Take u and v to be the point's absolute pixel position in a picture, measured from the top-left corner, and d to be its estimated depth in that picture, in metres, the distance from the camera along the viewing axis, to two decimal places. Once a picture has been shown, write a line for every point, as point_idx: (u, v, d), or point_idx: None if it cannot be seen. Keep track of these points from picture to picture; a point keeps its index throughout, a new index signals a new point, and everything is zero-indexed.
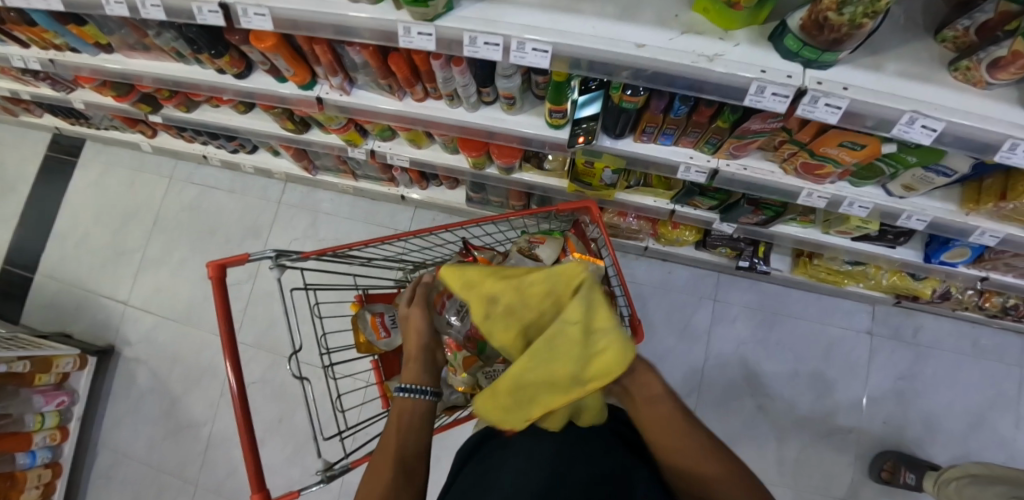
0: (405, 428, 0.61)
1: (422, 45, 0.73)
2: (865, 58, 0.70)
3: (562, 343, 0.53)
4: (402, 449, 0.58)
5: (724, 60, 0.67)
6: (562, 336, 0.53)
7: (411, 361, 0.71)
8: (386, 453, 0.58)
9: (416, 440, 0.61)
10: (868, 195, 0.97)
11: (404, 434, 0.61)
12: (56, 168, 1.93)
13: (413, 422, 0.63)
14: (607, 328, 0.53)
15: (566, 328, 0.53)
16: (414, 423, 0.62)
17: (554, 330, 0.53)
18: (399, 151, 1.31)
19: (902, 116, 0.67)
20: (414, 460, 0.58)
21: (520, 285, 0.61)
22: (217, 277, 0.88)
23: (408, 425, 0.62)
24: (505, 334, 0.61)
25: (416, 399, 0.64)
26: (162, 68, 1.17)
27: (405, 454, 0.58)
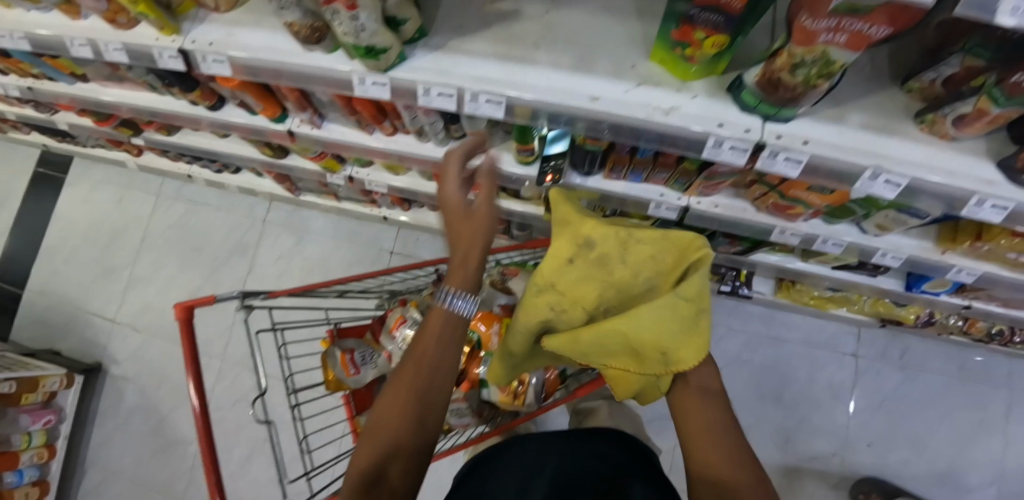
0: (436, 346, 0.53)
1: (377, 93, 0.72)
2: (828, 110, 0.68)
3: (667, 315, 0.55)
4: (429, 381, 0.51)
5: (680, 113, 0.66)
6: (671, 309, 0.55)
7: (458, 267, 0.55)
8: (408, 374, 0.51)
9: (444, 365, 0.52)
10: (842, 232, 0.96)
11: (434, 360, 0.52)
12: (46, 185, 1.94)
13: (447, 342, 0.53)
14: (705, 315, 0.57)
15: (677, 302, 0.55)
16: (446, 339, 0.53)
17: (667, 300, 0.55)
18: (376, 177, 1.30)
19: (864, 170, 0.66)
20: (436, 396, 0.51)
21: (625, 239, 0.60)
22: (184, 318, 0.89)
23: (439, 345, 0.53)
24: (582, 286, 0.60)
25: (456, 315, 0.53)
26: (137, 98, 1.17)
27: (430, 383, 0.51)
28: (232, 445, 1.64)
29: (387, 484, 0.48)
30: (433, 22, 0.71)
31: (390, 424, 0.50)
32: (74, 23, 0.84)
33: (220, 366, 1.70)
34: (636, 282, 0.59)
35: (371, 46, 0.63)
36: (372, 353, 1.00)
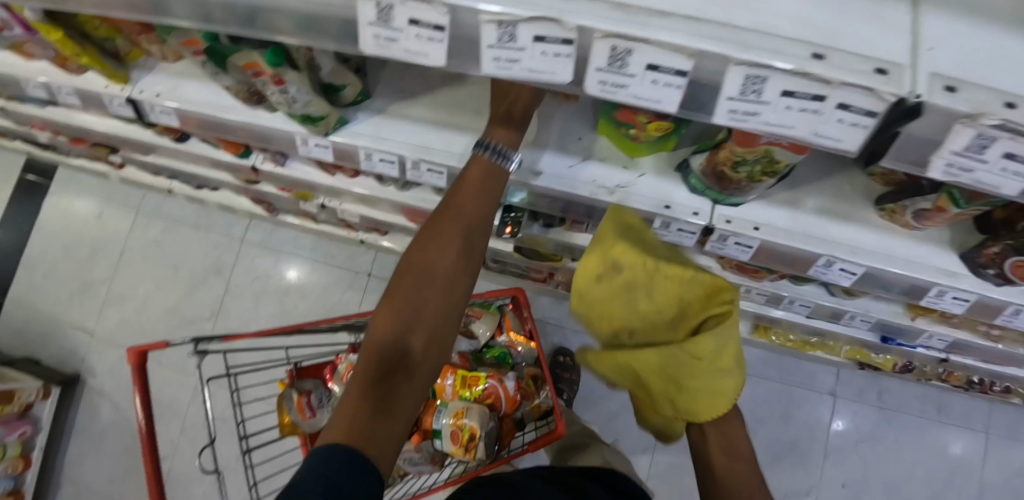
0: (471, 201, 0.55)
1: (321, 154, 0.71)
2: (784, 192, 0.66)
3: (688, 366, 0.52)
4: (468, 233, 0.54)
5: (627, 192, 0.64)
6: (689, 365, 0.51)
7: (496, 122, 0.56)
8: (446, 232, 0.54)
9: (471, 237, 0.55)
10: (810, 293, 0.93)
11: (473, 212, 0.55)
12: (29, 193, 1.94)
13: (478, 202, 0.56)
14: (725, 371, 0.53)
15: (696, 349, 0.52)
16: (482, 199, 0.56)
17: (670, 354, 0.52)
18: (348, 207, 1.29)
19: (818, 258, 0.64)
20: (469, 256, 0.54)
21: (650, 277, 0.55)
22: (137, 363, 0.89)
23: (470, 201, 0.55)
24: (612, 303, 0.57)
25: (493, 165, 0.56)
26: (105, 126, 1.16)
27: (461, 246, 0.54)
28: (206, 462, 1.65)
29: (412, 356, 0.48)
30: (378, 84, 0.69)
31: (420, 287, 0.51)
32: (27, 65, 0.83)
33: (196, 382, 1.70)
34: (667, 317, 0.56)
35: (307, 114, 0.62)
36: (329, 396, 1.00)
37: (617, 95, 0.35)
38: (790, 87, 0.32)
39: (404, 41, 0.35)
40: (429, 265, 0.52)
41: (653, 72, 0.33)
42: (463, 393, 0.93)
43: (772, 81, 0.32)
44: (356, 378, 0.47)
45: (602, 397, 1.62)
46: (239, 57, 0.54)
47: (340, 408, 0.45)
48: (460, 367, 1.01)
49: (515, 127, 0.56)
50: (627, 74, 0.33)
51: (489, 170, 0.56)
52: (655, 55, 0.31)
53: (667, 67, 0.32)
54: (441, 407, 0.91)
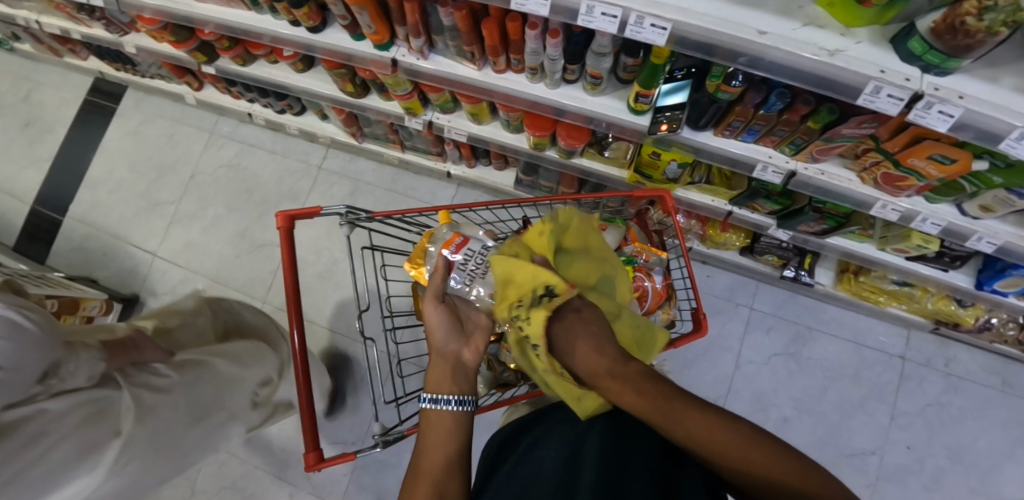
0: (438, 445, 0.54)
1: (534, 9, 0.72)
2: (982, 70, 0.69)
3: (585, 234, 0.80)
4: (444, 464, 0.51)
5: (845, 56, 0.67)
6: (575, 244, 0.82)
7: (435, 360, 0.65)
8: (416, 486, 0.49)
9: (453, 467, 0.52)
10: (943, 212, 0.96)
11: (446, 444, 0.54)
12: (96, 113, 1.91)
13: (448, 446, 0.54)
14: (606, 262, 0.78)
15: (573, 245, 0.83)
16: (450, 441, 0.55)
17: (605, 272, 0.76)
18: (458, 125, 1.29)
19: (1012, 131, 0.66)
20: (453, 475, 0.50)
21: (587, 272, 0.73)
22: (286, 227, 0.88)
23: (443, 446, 0.54)
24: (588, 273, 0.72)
25: (442, 410, 0.57)
26: (231, 16, 1.15)
27: (443, 469, 0.51)
28: None
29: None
30: None
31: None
32: None
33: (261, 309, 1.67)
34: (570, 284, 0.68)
35: None
36: None
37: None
38: None
39: None
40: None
41: None
42: None
43: None
44: None
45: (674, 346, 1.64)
46: None
47: None
48: None
49: (452, 359, 0.65)
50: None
51: (444, 417, 0.57)
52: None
53: None
54: None
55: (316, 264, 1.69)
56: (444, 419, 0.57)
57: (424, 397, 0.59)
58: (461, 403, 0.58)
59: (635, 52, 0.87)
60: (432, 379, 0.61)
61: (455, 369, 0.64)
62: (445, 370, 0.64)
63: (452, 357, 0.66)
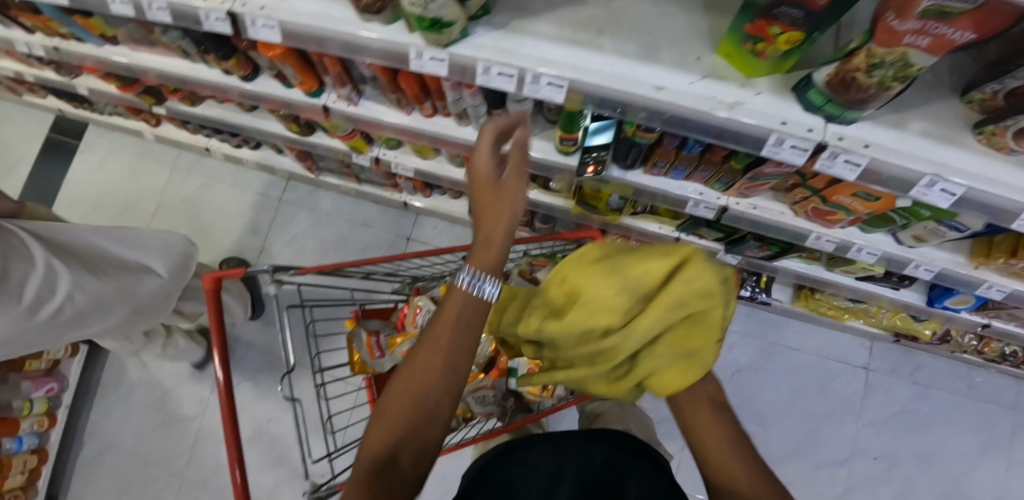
0: (454, 325, 0.42)
1: (434, 70, 0.71)
2: (889, 116, 0.68)
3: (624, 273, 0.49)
4: (452, 348, 0.40)
5: (744, 108, 0.65)
6: (619, 257, 0.53)
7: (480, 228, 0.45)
8: (420, 377, 0.39)
9: (467, 359, 0.41)
10: (878, 241, 0.96)
11: (467, 336, 0.42)
12: (59, 152, 1.91)
13: (466, 334, 0.42)
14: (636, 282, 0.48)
15: (611, 258, 0.52)
16: (471, 326, 0.43)
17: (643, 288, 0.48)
18: (404, 161, 1.29)
19: (921, 178, 0.65)
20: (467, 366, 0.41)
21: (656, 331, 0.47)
22: (213, 289, 0.88)
23: (460, 331, 0.41)
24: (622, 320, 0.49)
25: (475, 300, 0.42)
26: (166, 65, 1.15)
27: (457, 363, 0.40)
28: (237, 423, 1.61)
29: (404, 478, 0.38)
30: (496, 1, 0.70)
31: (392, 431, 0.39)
32: None
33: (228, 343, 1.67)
34: (695, 358, 0.48)
35: (438, 19, 0.61)
36: None
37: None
38: None
39: None
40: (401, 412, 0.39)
41: None
42: None
43: None
44: None
45: None
46: None
47: None
48: None
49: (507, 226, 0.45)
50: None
51: (469, 300, 0.42)
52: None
53: None
54: None
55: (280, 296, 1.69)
56: (474, 308, 0.42)
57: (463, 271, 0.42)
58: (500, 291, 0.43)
59: None
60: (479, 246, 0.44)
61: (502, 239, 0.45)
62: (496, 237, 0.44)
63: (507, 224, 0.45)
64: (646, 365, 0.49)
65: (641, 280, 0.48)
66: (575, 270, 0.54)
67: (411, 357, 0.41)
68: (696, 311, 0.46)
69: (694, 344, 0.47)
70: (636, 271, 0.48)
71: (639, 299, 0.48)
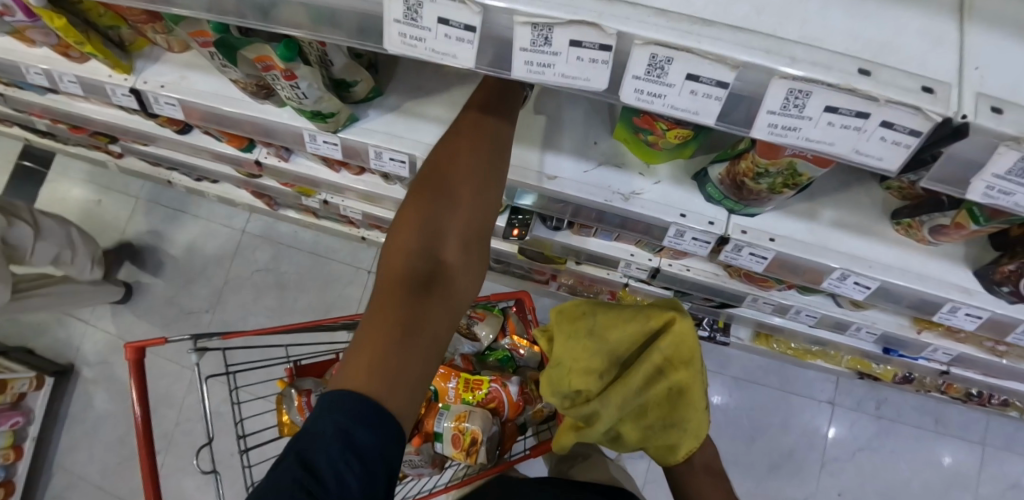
0: (490, 122, 0.50)
1: (329, 152, 0.69)
2: (799, 204, 0.65)
3: (618, 326, 0.67)
4: (496, 141, 0.49)
5: (641, 199, 0.63)
6: (613, 321, 0.69)
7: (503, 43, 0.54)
8: (468, 141, 0.48)
9: (502, 138, 0.50)
10: (817, 303, 0.93)
11: (499, 121, 0.51)
12: (27, 181, 1.92)
13: (499, 123, 0.51)
14: (654, 350, 0.64)
15: (599, 320, 0.70)
16: (498, 121, 0.51)
17: (652, 355, 0.64)
18: (351, 204, 1.26)
19: (832, 271, 0.63)
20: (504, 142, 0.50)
21: (659, 381, 0.65)
22: (135, 358, 0.88)
23: (494, 116, 0.50)
24: (634, 377, 0.65)
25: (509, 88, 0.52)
26: (105, 114, 1.14)
27: (495, 139, 0.49)
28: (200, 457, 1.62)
29: (445, 269, 0.43)
30: (393, 83, 0.68)
31: (439, 202, 0.44)
32: (28, 51, 0.81)
33: (191, 376, 1.68)
34: (680, 409, 0.65)
35: (317, 111, 0.60)
36: None
37: (545, 75, 0.34)
38: (834, 102, 0.31)
39: (432, 41, 0.35)
40: (448, 180, 0.46)
41: (693, 82, 0.32)
42: (467, 396, 0.92)
43: (816, 96, 0.31)
44: (364, 334, 0.38)
45: None
46: (250, 51, 0.53)
47: (355, 342, 0.39)
48: (463, 370, 0.99)
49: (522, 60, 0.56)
50: (424, 28, 0.34)
51: (508, 86, 0.52)
52: (442, 9, 0.32)
53: (708, 78, 0.32)
54: (444, 409, 0.91)
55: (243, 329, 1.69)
56: (508, 99, 0.52)
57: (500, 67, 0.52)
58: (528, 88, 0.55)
59: None
60: None
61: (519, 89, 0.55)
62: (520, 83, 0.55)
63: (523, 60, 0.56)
64: (637, 410, 0.66)
65: (625, 340, 0.67)
66: (580, 335, 0.71)
67: (451, 134, 0.49)
68: (676, 376, 0.64)
69: (688, 391, 0.64)
70: (623, 337, 0.67)
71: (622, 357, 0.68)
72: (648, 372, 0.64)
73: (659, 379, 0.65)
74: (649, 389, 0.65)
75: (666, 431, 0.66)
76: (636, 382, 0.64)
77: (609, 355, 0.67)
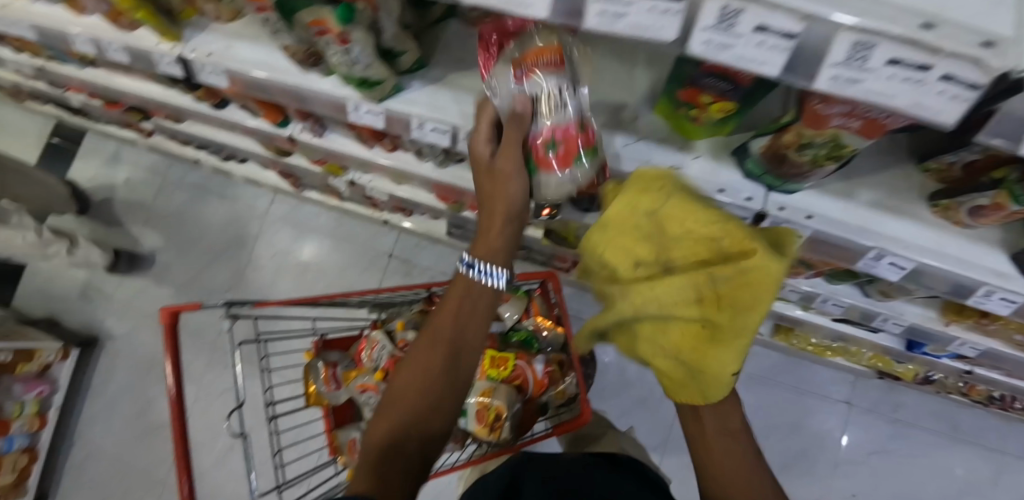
0: (461, 315, 0.56)
1: (372, 121, 0.71)
2: (837, 183, 0.66)
3: (681, 218, 0.50)
4: (456, 342, 0.55)
5: (681, 173, 0.64)
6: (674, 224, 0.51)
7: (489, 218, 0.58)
8: (442, 329, 0.55)
9: (472, 325, 0.57)
10: (844, 293, 0.93)
11: (471, 310, 0.57)
12: (57, 157, 1.96)
13: (472, 307, 0.57)
14: (710, 272, 0.47)
15: (669, 200, 0.51)
16: (471, 307, 0.57)
17: (700, 278, 0.48)
18: (377, 185, 1.28)
19: (868, 251, 0.63)
20: (474, 327, 0.57)
21: (695, 307, 0.49)
22: (169, 323, 0.89)
23: (468, 302, 0.57)
24: (659, 287, 0.50)
25: (480, 281, 0.56)
26: (143, 88, 1.16)
27: (463, 329, 0.56)
28: (217, 433, 1.65)
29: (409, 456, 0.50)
30: (436, 54, 0.70)
31: (409, 396, 0.53)
32: (77, 19, 0.83)
33: (211, 353, 1.71)
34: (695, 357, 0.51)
35: (365, 78, 0.61)
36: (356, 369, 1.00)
37: (614, 25, 0.36)
38: (898, 55, 0.32)
39: None
40: (408, 394, 0.53)
41: (761, 34, 0.33)
42: (491, 372, 0.93)
43: (880, 49, 0.32)
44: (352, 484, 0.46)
45: (608, 398, 1.62)
46: (307, 14, 0.53)
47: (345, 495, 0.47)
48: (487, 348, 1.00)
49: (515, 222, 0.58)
50: None
51: (478, 284, 0.57)
52: None
53: (777, 29, 0.33)
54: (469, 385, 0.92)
55: None
56: (478, 288, 0.57)
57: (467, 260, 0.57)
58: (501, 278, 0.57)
59: None
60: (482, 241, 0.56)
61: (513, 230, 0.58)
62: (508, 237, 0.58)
63: (511, 225, 0.58)
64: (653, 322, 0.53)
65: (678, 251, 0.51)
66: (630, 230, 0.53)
67: (428, 323, 0.57)
68: (713, 310, 0.48)
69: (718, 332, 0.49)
70: (687, 240, 0.50)
71: (673, 261, 0.51)
72: (682, 291, 0.49)
73: (690, 306, 0.49)
74: (671, 309, 0.50)
75: (665, 358, 0.53)
76: (661, 293, 0.50)
77: (652, 251, 0.52)
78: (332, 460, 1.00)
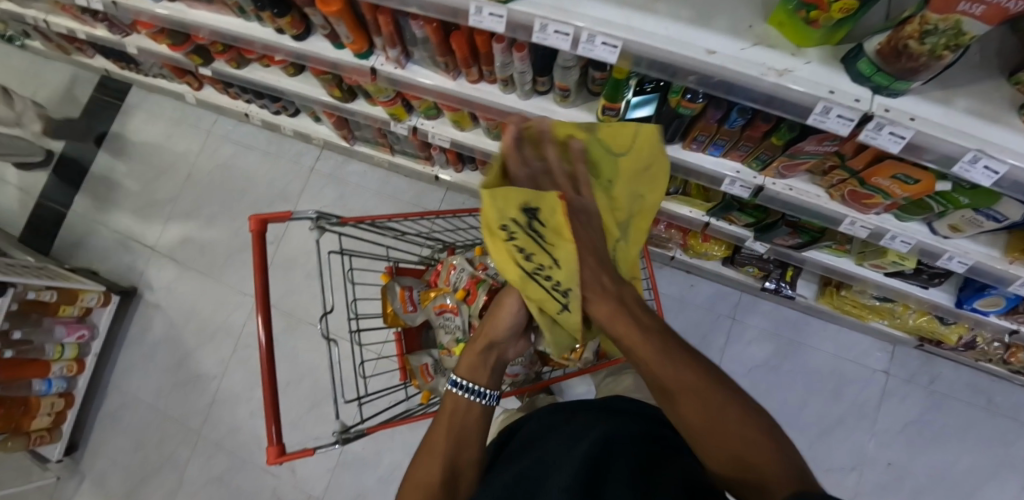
0: (455, 428, 0.60)
1: (491, 26, 0.74)
2: (936, 92, 0.69)
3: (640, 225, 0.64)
4: (454, 454, 0.57)
5: (794, 75, 0.67)
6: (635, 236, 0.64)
7: (475, 349, 0.68)
8: (435, 452, 0.57)
9: (467, 441, 0.59)
10: (913, 230, 0.96)
11: (462, 429, 0.60)
12: (102, 111, 1.98)
13: (466, 424, 0.61)
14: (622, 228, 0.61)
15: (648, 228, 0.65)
16: (462, 423, 0.61)
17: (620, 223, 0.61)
18: (441, 131, 1.31)
19: (964, 153, 0.66)
20: (467, 445, 0.59)
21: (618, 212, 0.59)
22: (258, 231, 0.90)
23: (459, 424, 0.61)
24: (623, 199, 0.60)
25: (470, 402, 0.63)
26: (221, 22, 1.19)
27: (456, 444, 0.58)
28: (254, 384, 1.64)
29: None
30: None
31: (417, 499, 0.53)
32: None
33: (252, 305, 1.71)
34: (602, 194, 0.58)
35: None
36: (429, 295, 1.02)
37: None
38: None
39: None
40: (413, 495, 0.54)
41: None
42: None
43: None
44: None
45: None
46: None
47: None
48: None
49: (496, 352, 0.69)
50: None
51: (467, 404, 0.63)
52: None
53: None
54: None
55: (305, 264, 1.73)
56: (463, 407, 0.62)
57: (455, 379, 0.64)
58: (490, 398, 0.64)
59: (602, 66, 0.88)
60: (466, 363, 0.66)
61: (493, 359, 0.68)
62: (488, 361, 0.68)
63: (495, 354, 0.69)
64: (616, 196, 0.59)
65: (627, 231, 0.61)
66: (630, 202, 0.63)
67: (424, 445, 0.60)
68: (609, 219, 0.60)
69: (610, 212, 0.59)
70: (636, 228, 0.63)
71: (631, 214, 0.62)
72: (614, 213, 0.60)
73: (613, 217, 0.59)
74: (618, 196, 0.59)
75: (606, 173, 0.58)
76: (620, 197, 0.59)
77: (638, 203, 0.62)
78: (404, 383, 1.01)
